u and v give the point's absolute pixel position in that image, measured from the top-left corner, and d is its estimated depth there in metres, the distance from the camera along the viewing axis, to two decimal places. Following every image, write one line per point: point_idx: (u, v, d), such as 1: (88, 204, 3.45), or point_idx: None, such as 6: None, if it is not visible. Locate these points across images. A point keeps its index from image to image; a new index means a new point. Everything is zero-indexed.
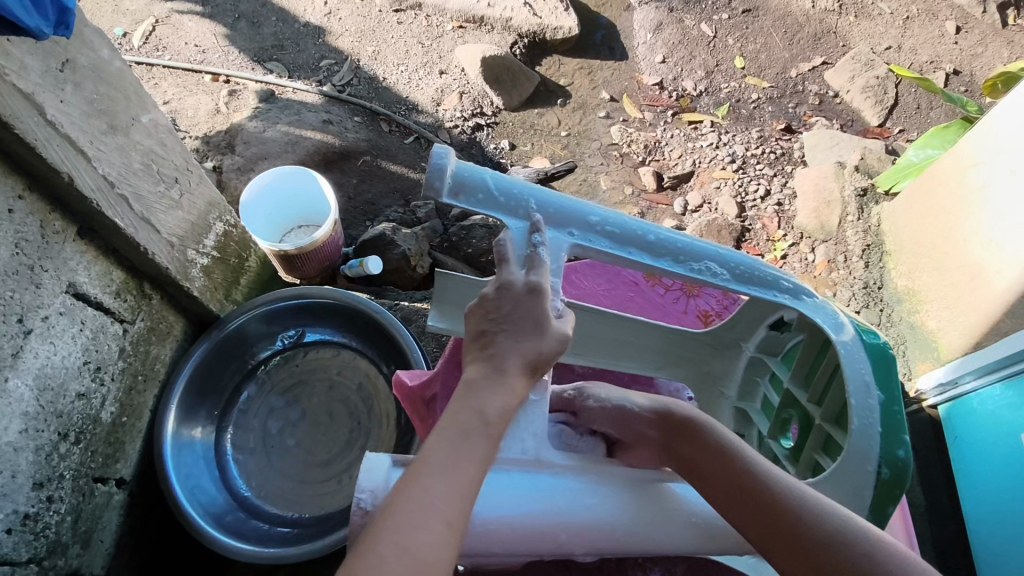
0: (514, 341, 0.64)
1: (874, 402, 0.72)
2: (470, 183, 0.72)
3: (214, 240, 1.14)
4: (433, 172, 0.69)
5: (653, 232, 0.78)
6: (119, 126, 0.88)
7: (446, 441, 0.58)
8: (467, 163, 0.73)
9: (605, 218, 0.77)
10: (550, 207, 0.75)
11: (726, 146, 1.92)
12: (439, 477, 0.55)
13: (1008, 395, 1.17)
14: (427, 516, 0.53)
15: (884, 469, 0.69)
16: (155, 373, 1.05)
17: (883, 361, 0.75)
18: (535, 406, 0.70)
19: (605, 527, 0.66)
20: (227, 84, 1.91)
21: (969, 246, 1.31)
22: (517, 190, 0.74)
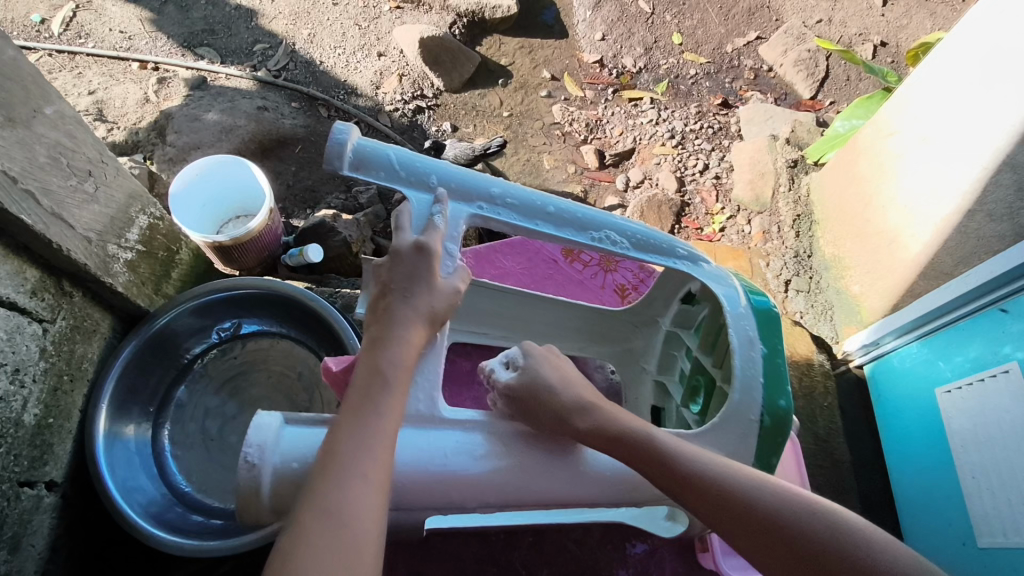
0: (404, 300, 0.70)
1: (756, 355, 0.77)
2: (371, 158, 0.75)
3: (139, 233, 1.11)
4: (333, 147, 0.72)
5: (553, 204, 0.81)
6: (18, 118, 0.85)
7: (352, 408, 0.62)
8: (371, 140, 0.76)
9: (508, 191, 0.80)
10: (452, 181, 0.78)
11: (666, 122, 1.94)
12: (354, 442, 0.60)
13: (924, 352, 1.23)
14: (347, 481, 0.57)
15: (767, 417, 0.75)
16: (82, 373, 1.02)
17: (771, 325, 0.80)
18: (431, 358, 0.71)
19: (504, 479, 0.67)
20: (156, 71, 1.84)
21: (888, 213, 1.37)
22: (420, 165, 0.77)
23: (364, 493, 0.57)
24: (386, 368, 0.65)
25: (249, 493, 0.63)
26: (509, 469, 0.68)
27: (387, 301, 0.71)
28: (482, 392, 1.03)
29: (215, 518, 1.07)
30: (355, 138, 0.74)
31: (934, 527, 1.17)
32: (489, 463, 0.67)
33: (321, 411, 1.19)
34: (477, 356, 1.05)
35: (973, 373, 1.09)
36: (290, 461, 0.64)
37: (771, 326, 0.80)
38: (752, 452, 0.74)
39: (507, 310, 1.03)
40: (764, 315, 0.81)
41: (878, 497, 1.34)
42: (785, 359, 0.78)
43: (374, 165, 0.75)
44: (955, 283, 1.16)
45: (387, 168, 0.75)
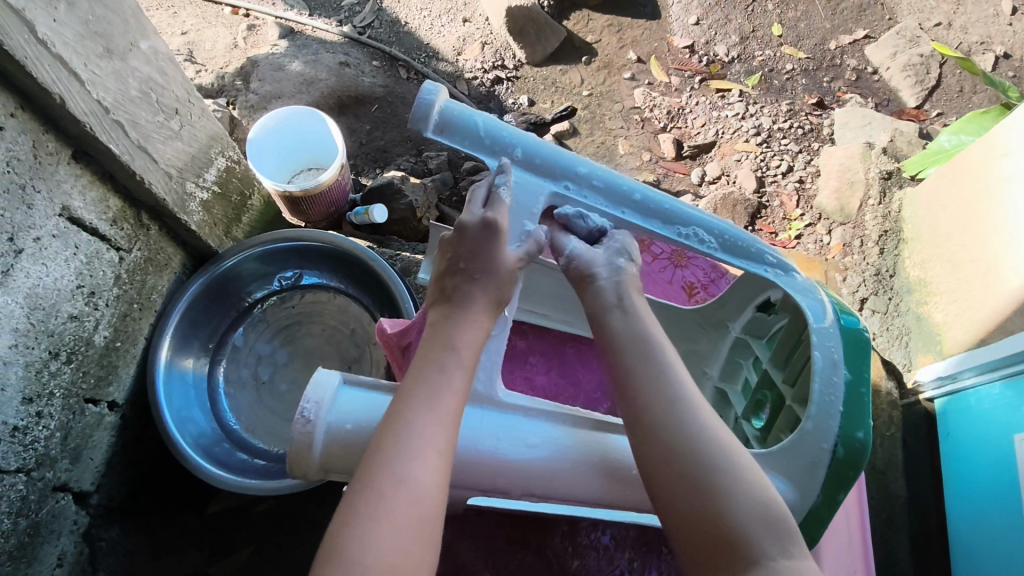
0: (469, 281, 0.73)
1: (839, 379, 0.72)
2: (457, 122, 0.75)
3: (216, 175, 1.14)
4: (421, 106, 0.73)
5: (633, 190, 0.80)
6: (115, 50, 0.87)
7: (418, 376, 0.64)
8: (461, 105, 0.76)
9: (588, 172, 0.79)
10: (535, 155, 0.78)
11: (752, 118, 1.84)
12: (422, 411, 0.60)
13: (1006, 395, 1.13)
14: (414, 450, 0.58)
15: (840, 449, 0.70)
16: (151, 303, 1.06)
17: (857, 349, 0.74)
18: (498, 338, 0.72)
19: (559, 472, 0.65)
20: (247, 17, 1.88)
21: (988, 241, 1.26)
22: (506, 136, 0.77)
23: (432, 465, 0.58)
24: (453, 343, 0.67)
25: (301, 447, 0.63)
26: (562, 463, 0.65)
27: (454, 281, 0.73)
28: (533, 374, 1.00)
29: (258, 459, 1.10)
30: (442, 100, 0.74)
31: None
32: (541, 452, 0.65)
33: (368, 370, 1.21)
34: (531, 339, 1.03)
35: None
36: (344, 421, 0.64)
37: (858, 349, 0.74)
38: (818, 483, 0.69)
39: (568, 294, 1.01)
40: (850, 337, 0.75)
41: (930, 538, 1.26)
42: (870, 389, 0.72)
43: (459, 129, 0.75)
44: None
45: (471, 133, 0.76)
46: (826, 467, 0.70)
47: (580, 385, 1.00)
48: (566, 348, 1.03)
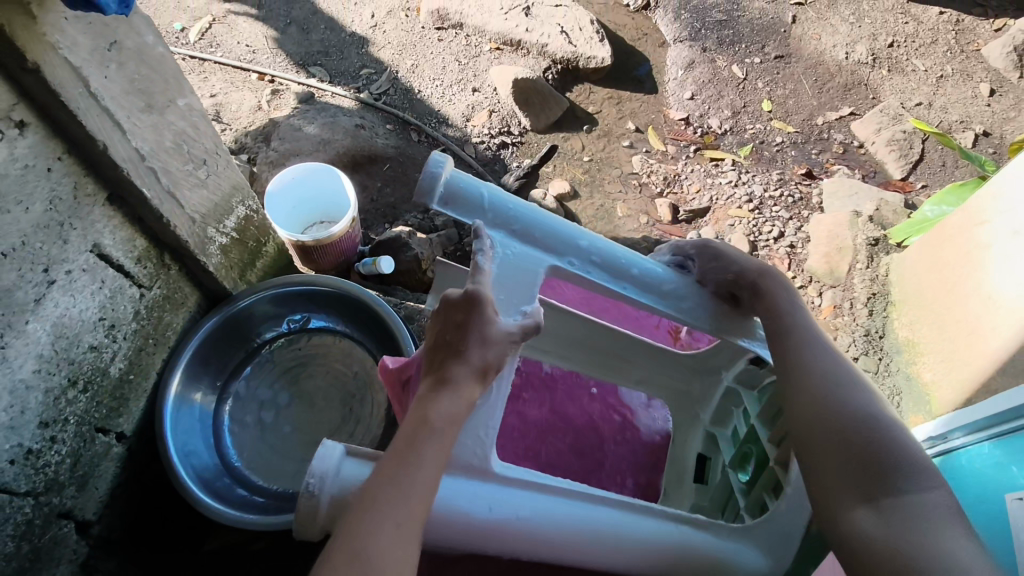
0: (462, 353, 0.69)
1: None
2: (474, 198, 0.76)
3: (235, 222, 1.21)
4: (428, 175, 0.73)
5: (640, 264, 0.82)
6: (155, 105, 0.96)
7: (399, 448, 0.63)
8: (466, 176, 0.76)
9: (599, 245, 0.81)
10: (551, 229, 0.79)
11: (745, 185, 1.94)
12: (395, 490, 0.60)
13: (996, 453, 1.15)
14: (382, 526, 0.58)
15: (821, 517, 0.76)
16: (166, 340, 1.11)
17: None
18: (488, 405, 0.70)
19: (540, 545, 0.66)
20: (272, 83, 2.02)
21: (969, 303, 1.32)
22: (510, 208, 0.78)
23: (396, 541, 0.58)
24: (439, 414, 0.64)
25: (307, 517, 0.63)
26: (552, 536, 0.67)
27: (447, 354, 0.69)
28: (525, 409, 1.08)
29: (255, 495, 1.11)
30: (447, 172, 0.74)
31: None
32: (535, 526, 0.66)
33: (369, 413, 1.24)
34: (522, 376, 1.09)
35: None
36: (350, 490, 0.64)
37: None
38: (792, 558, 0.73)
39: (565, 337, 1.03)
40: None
41: None
42: None
43: (473, 207, 0.76)
44: None
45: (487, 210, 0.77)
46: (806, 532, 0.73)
47: (570, 421, 1.07)
48: (557, 386, 1.10)
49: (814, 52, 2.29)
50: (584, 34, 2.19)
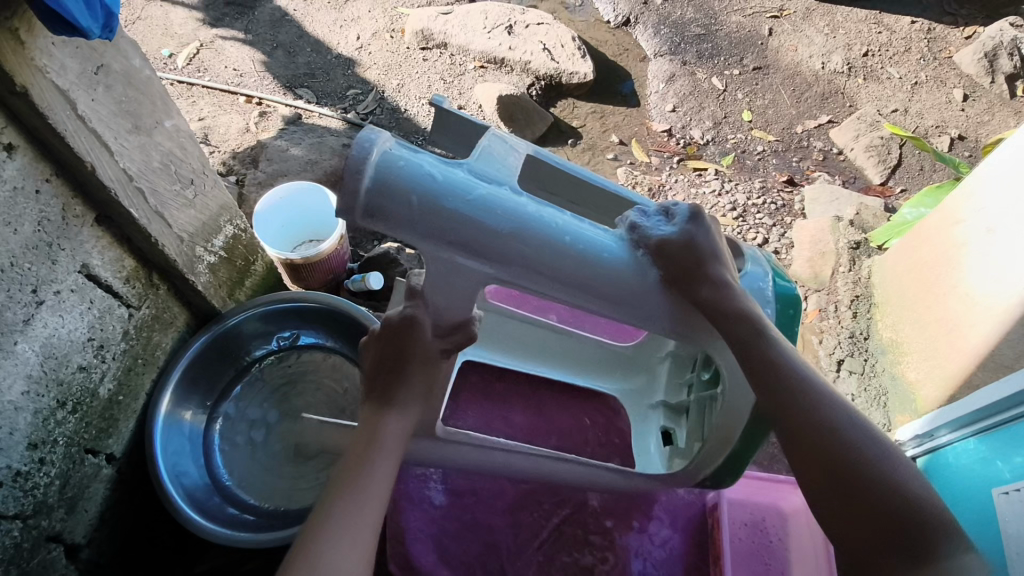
0: (400, 379, 0.83)
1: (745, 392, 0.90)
2: (407, 167, 0.73)
3: (223, 241, 1.23)
4: (357, 154, 0.71)
5: (584, 226, 0.81)
6: (143, 127, 0.97)
7: (351, 464, 0.76)
8: (404, 163, 0.73)
9: (542, 211, 0.79)
10: (493, 194, 0.77)
11: (728, 194, 1.98)
12: (351, 501, 0.72)
13: (981, 449, 1.18)
14: (338, 536, 0.69)
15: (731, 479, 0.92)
16: (155, 359, 1.12)
17: (790, 303, 0.93)
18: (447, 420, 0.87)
19: None
20: (259, 105, 2.04)
21: (948, 301, 1.34)
22: (447, 201, 0.74)
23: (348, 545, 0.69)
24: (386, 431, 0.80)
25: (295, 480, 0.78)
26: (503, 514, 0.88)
27: (385, 379, 0.84)
28: (510, 414, 1.15)
29: (246, 513, 1.11)
30: (381, 155, 0.72)
31: None
32: None
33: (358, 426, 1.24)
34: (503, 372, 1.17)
35: None
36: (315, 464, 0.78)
37: (790, 304, 0.92)
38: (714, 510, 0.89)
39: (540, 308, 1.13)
40: (787, 289, 0.93)
41: None
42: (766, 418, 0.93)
43: (408, 174, 0.73)
44: (1014, 379, 1.14)
45: (423, 178, 0.73)
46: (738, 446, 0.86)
47: (554, 423, 1.15)
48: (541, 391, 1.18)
49: (791, 63, 2.35)
50: (566, 51, 2.23)
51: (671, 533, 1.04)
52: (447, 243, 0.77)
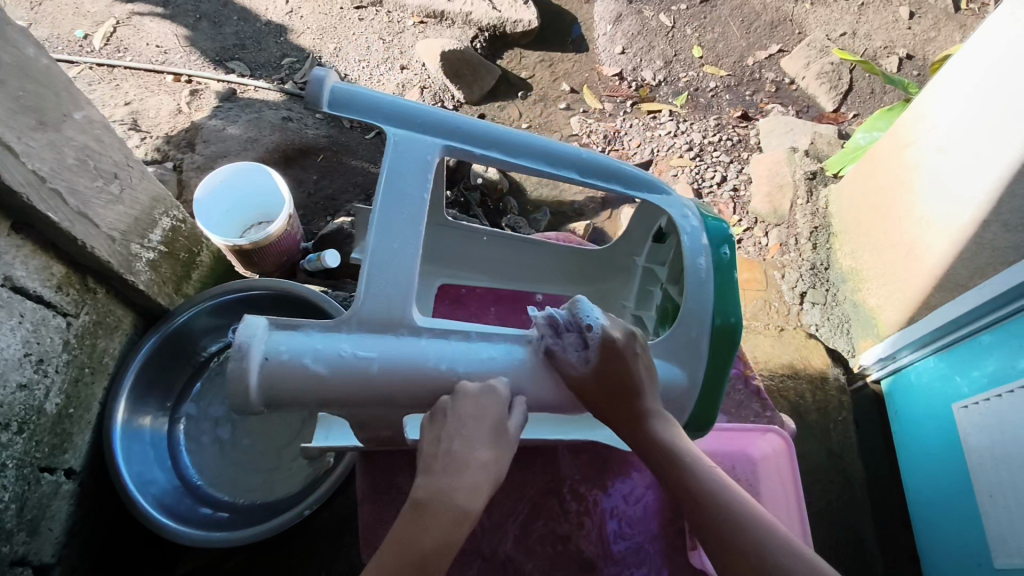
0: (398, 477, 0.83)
1: (706, 304, 0.79)
2: (290, 371, 0.64)
3: (161, 235, 1.16)
4: (240, 361, 0.63)
5: (491, 350, 0.72)
6: (49, 122, 0.90)
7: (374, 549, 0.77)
8: (292, 349, 0.64)
9: (446, 350, 0.69)
10: (390, 359, 0.66)
11: (684, 134, 1.95)
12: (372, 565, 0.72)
13: (940, 366, 1.23)
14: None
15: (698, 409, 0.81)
16: (104, 367, 1.07)
17: (725, 346, 0.79)
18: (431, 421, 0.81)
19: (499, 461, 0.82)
20: (189, 83, 1.92)
21: (904, 224, 1.35)
22: (353, 363, 0.65)
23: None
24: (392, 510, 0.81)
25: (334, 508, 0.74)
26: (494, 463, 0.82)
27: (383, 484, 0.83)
28: None
29: (219, 511, 1.10)
30: (266, 343, 0.64)
31: (951, 548, 1.18)
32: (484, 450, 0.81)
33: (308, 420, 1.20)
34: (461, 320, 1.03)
35: (990, 389, 1.10)
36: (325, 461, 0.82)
37: (726, 348, 0.79)
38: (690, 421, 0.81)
39: (489, 256, 1.05)
40: (722, 333, 0.79)
41: (893, 517, 1.32)
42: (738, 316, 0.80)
43: (292, 388, 0.64)
44: (967, 296, 1.17)
45: (311, 385, 0.64)
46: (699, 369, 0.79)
47: None
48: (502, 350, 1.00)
49: None
50: None
51: (648, 484, 0.92)
52: (354, 417, 0.69)
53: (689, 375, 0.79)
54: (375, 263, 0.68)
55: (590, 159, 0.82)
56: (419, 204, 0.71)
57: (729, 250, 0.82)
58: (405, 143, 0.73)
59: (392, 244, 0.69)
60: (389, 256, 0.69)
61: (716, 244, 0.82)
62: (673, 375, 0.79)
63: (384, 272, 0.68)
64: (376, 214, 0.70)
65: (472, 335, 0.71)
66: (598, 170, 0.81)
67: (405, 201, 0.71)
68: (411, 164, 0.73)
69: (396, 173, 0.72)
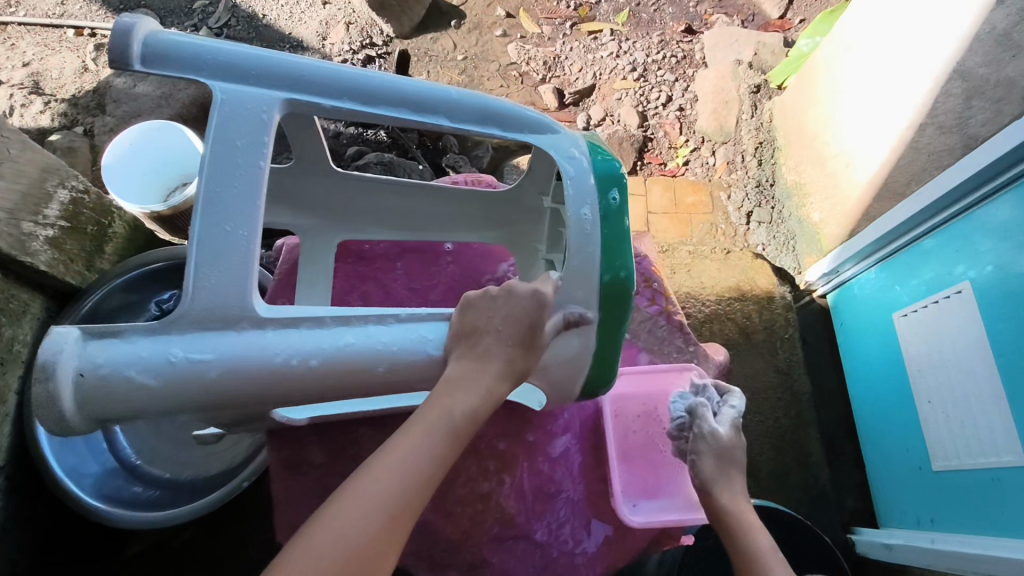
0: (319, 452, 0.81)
1: (593, 252, 0.68)
2: (112, 386, 0.57)
3: (60, 209, 1.07)
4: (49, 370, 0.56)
5: (346, 336, 0.63)
6: None
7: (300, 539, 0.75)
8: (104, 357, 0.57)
9: (296, 343, 0.61)
10: (228, 361, 0.59)
11: (627, 55, 1.81)
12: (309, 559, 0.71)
13: (881, 277, 1.23)
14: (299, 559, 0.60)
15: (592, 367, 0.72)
16: (15, 355, 1.01)
17: (615, 305, 0.69)
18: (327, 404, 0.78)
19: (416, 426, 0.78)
20: (93, 37, 1.76)
21: (843, 134, 1.32)
22: (177, 364, 0.58)
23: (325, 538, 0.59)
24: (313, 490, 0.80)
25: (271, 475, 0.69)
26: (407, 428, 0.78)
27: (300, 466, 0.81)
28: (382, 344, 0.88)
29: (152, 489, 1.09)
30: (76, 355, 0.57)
31: (895, 455, 1.20)
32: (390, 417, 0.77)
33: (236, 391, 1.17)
34: (366, 279, 0.90)
35: (929, 296, 1.09)
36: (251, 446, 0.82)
37: (618, 304, 0.69)
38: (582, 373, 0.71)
39: (380, 205, 0.89)
40: (610, 291, 0.69)
41: (838, 426, 1.36)
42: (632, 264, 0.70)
43: (117, 402, 0.58)
44: (907, 204, 1.15)
45: (137, 397, 0.58)
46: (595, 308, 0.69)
47: None
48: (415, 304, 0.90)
49: None
50: None
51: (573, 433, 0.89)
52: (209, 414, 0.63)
53: (583, 344, 0.70)
54: (202, 253, 0.59)
55: (463, 98, 0.68)
56: (254, 178, 0.61)
57: (619, 194, 0.70)
58: (233, 103, 0.62)
59: (221, 228, 0.59)
60: (218, 245, 0.59)
61: (603, 189, 0.70)
62: (563, 341, 0.69)
63: (213, 263, 0.59)
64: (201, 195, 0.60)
65: (328, 320, 0.63)
66: (471, 111, 0.69)
67: (233, 177, 0.61)
68: (239, 129, 0.62)
69: (222, 143, 0.61)
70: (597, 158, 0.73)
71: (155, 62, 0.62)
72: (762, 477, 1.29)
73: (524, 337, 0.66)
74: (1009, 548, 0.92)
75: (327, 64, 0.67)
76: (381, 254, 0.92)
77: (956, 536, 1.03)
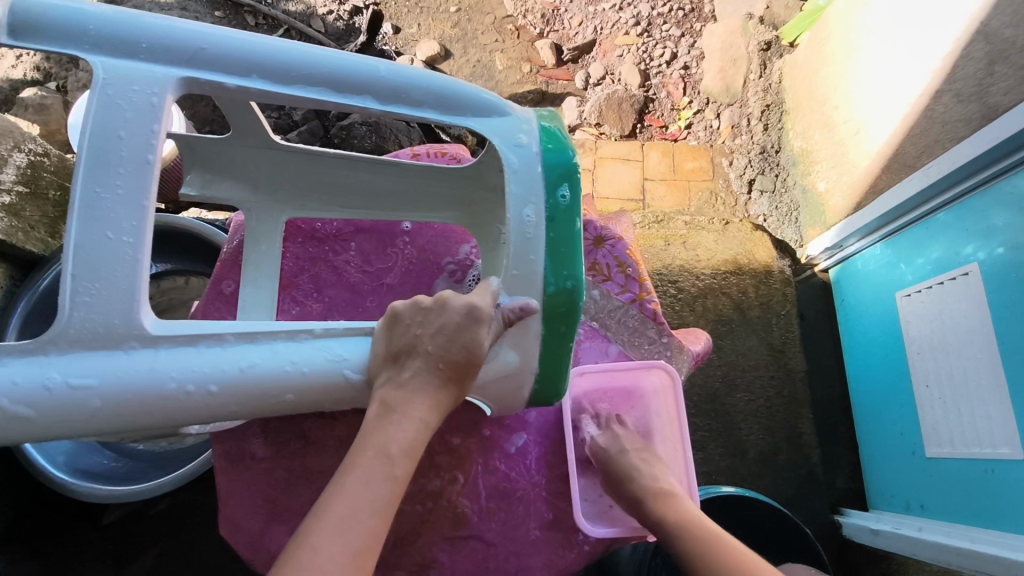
0: (268, 450, 0.77)
1: (534, 259, 0.60)
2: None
3: (17, 173, 1.02)
4: None
5: (253, 355, 0.56)
6: None
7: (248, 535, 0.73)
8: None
9: (192, 367, 0.55)
10: (116, 387, 0.53)
11: (631, 6, 1.63)
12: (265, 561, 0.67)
13: (887, 254, 1.16)
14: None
15: (539, 381, 0.65)
16: None
17: (560, 318, 0.62)
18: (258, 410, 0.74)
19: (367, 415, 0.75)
20: None
21: (852, 98, 1.23)
22: (64, 394, 0.52)
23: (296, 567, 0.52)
24: (259, 489, 0.76)
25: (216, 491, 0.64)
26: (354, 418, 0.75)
27: (246, 460, 0.76)
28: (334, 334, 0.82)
29: (122, 460, 1.04)
30: None
31: (889, 441, 1.15)
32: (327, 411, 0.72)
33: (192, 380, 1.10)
34: (316, 260, 0.84)
35: (933, 276, 1.02)
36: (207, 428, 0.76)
37: (563, 319, 0.62)
38: (527, 385, 0.65)
39: (341, 181, 0.84)
40: (555, 303, 0.61)
41: (835, 407, 1.31)
42: (582, 268, 0.62)
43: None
44: (915, 177, 1.08)
45: (17, 427, 0.53)
46: (541, 316, 0.62)
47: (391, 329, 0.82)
48: (367, 299, 0.83)
49: None
50: None
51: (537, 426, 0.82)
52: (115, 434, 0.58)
53: (522, 359, 0.63)
54: (78, 263, 0.52)
55: (394, 76, 0.61)
56: (142, 173, 0.54)
57: (570, 190, 0.61)
58: (118, 83, 0.55)
59: (102, 234, 0.53)
60: (97, 252, 0.53)
61: (551, 185, 0.61)
62: (501, 355, 0.62)
63: (93, 273, 0.53)
64: (77, 195, 0.53)
65: (230, 337, 0.56)
66: (404, 91, 0.61)
67: (114, 175, 0.53)
68: (123, 116, 0.54)
69: (102, 132, 0.54)
70: (548, 145, 0.63)
71: (27, 32, 0.54)
72: (750, 458, 1.25)
73: (454, 360, 0.58)
74: (998, 544, 0.88)
75: (232, 33, 0.58)
76: (332, 234, 0.85)
77: (945, 526, 0.99)
